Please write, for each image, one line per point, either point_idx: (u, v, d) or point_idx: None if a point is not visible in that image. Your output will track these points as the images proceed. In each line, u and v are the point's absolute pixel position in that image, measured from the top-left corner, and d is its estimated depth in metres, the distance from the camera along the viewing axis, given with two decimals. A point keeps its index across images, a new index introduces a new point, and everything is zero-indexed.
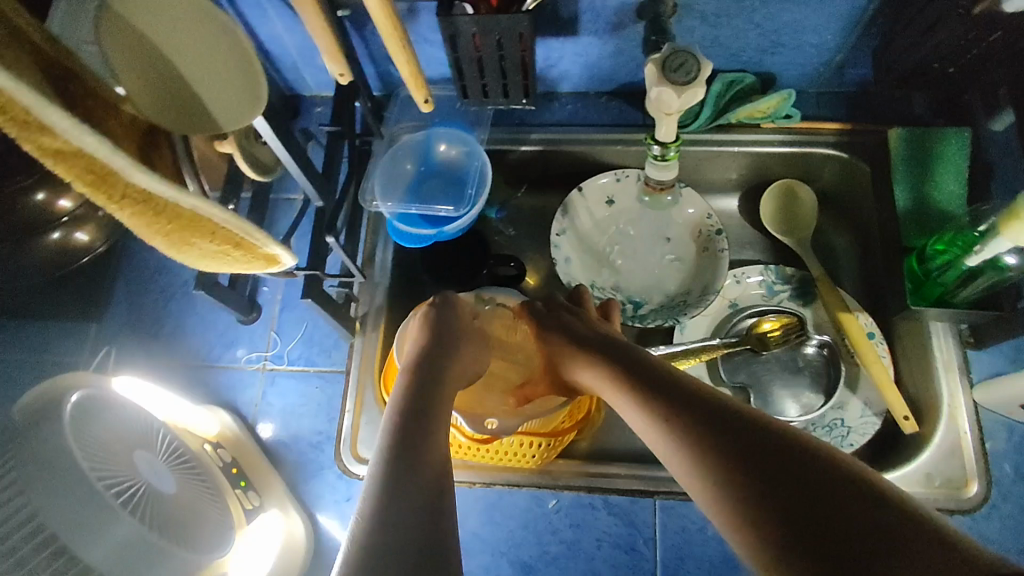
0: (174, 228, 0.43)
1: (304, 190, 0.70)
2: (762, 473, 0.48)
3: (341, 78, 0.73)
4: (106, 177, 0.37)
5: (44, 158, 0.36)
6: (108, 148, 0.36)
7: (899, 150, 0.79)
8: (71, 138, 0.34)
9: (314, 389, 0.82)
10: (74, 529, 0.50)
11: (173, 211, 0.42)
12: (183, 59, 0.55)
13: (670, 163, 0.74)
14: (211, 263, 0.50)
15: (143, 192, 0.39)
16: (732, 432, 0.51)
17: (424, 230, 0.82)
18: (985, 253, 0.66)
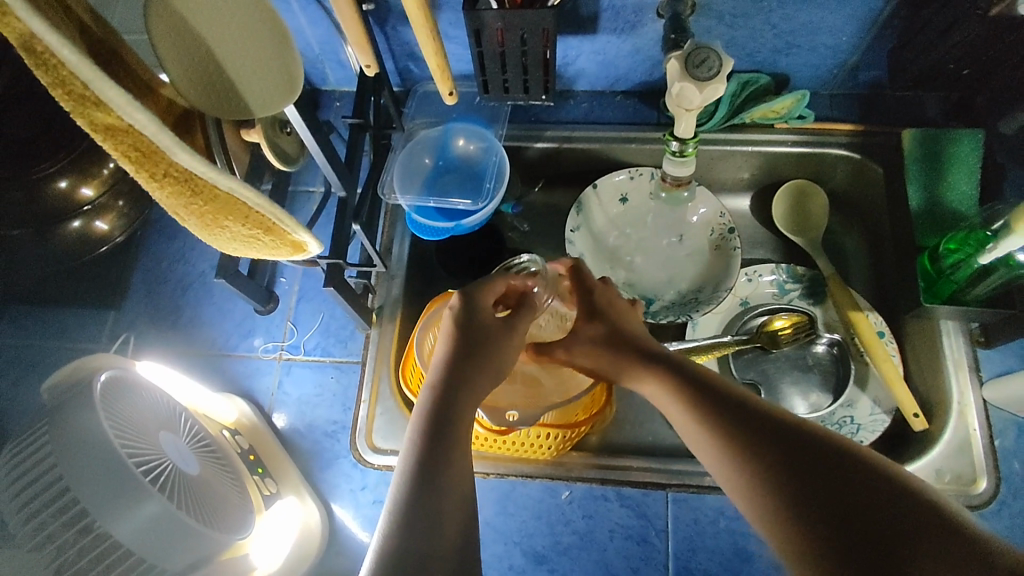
0: (209, 209, 0.44)
1: (327, 177, 0.70)
2: (797, 480, 0.47)
3: (369, 69, 0.78)
4: (150, 155, 0.38)
5: (94, 132, 0.38)
6: (159, 128, 0.37)
7: (911, 151, 0.80)
8: (123, 115, 0.35)
9: (329, 379, 0.83)
10: (99, 505, 0.51)
11: (211, 192, 0.42)
12: (221, 44, 0.54)
13: (687, 159, 0.75)
14: (239, 248, 0.51)
15: (184, 172, 0.40)
16: (768, 439, 0.50)
17: (444, 222, 0.82)
18: (996, 252, 0.67)
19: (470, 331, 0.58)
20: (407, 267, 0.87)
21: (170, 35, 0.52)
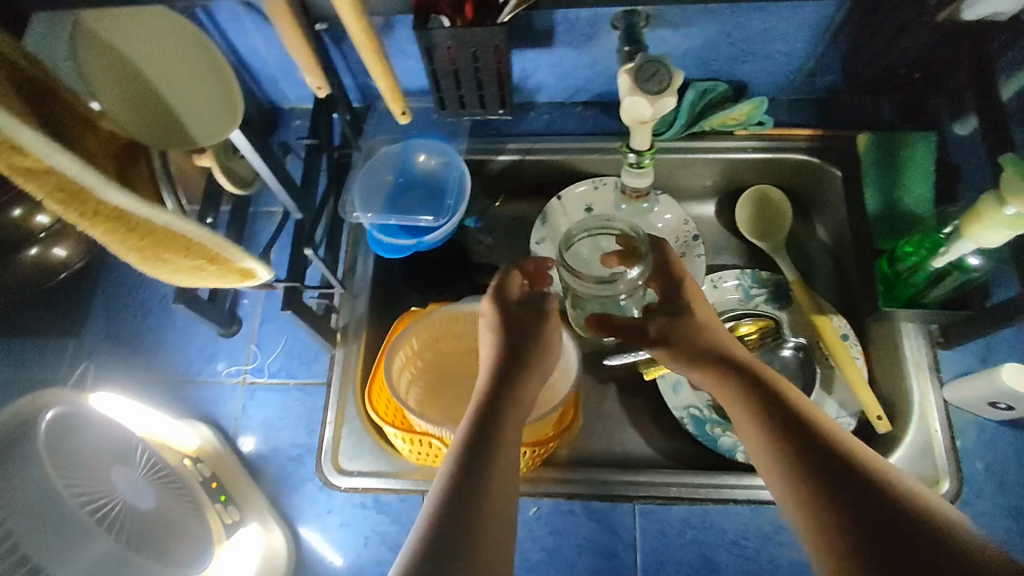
0: (147, 244, 0.43)
1: (283, 201, 0.69)
2: (812, 477, 0.53)
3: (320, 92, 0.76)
4: (77, 195, 0.38)
5: (14, 176, 0.36)
6: (80, 166, 0.37)
7: (868, 155, 0.81)
8: (43, 157, 0.35)
9: (294, 401, 0.82)
10: (47, 553, 0.61)
11: (148, 227, 0.41)
12: (164, 81, 0.65)
13: (645, 170, 0.75)
14: (188, 281, 0.50)
15: (117, 209, 0.39)
16: (800, 440, 0.56)
17: (405, 240, 0.83)
18: (951, 254, 0.67)
19: (521, 343, 0.68)
20: (371, 285, 0.86)
21: (112, 73, 0.62)
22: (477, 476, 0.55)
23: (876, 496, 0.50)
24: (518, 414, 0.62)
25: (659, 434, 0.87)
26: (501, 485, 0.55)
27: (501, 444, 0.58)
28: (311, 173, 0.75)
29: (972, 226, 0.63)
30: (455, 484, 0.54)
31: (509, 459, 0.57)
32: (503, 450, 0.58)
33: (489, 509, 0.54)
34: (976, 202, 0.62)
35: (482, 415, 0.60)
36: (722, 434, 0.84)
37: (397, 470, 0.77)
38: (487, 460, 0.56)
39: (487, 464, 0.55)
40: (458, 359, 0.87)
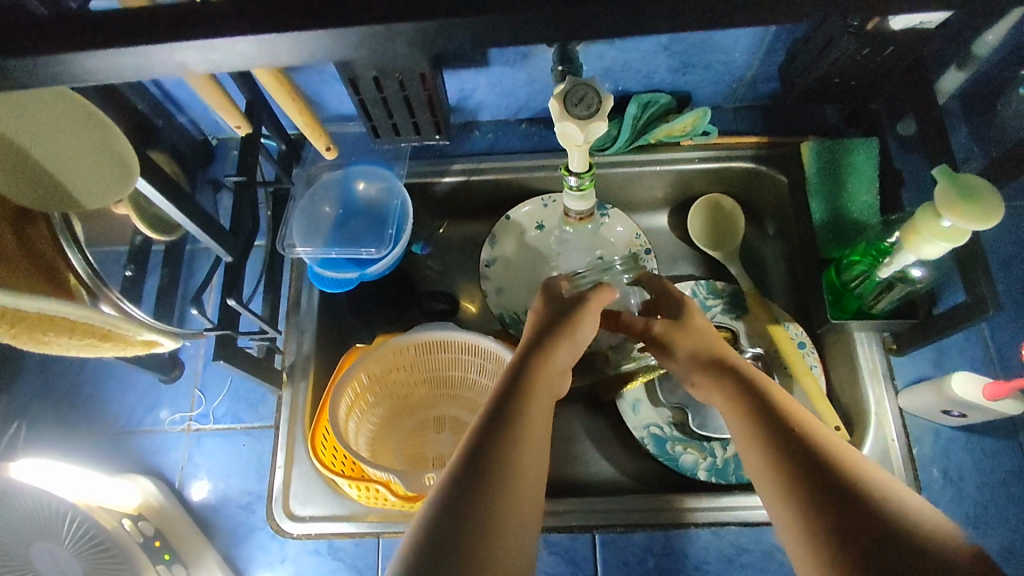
0: (26, 331, 0.44)
1: (209, 248, 0.67)
2: (789, 456, 0.55)
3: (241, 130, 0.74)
4: None
5: None
6: None
7: (812, 164, 0.80)
8: None
9: (241, 447, 0.79)
10: None
11: (17, 314, 0.42)
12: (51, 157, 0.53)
13: (586, 193, 0.73)
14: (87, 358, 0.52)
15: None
16: (775, 425, 0.57)
17: (348, 272, 0.80)
18: (894, 266, 0.67)
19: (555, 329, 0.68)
20: (317, 320, 0.83)
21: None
22: (505, 444, 0.55)
23: (844, 480, 0.52)
24: (545, 395, 0.62)
25: (621, 455, 0.86)
26: (528, 456, 0.56)
27: (527, 417, 0.58)
28: (241, 213, 0.72)
29: (911, 238, 0.63)
30: (474, 455, 0.54)
31: (534, 434, 0.58)
32: (530, 426, 0.58)
33: (498, 517, 0.51)
34: (913, 215, 0.61)
35: (494, 411, 0.58)
36: (683, 452, 0.83)
37: (350, 513, 0.74)
38: (515, 432, 0.56)
39: (516, 435, 0.56)
40: (412, 390, 0.85)
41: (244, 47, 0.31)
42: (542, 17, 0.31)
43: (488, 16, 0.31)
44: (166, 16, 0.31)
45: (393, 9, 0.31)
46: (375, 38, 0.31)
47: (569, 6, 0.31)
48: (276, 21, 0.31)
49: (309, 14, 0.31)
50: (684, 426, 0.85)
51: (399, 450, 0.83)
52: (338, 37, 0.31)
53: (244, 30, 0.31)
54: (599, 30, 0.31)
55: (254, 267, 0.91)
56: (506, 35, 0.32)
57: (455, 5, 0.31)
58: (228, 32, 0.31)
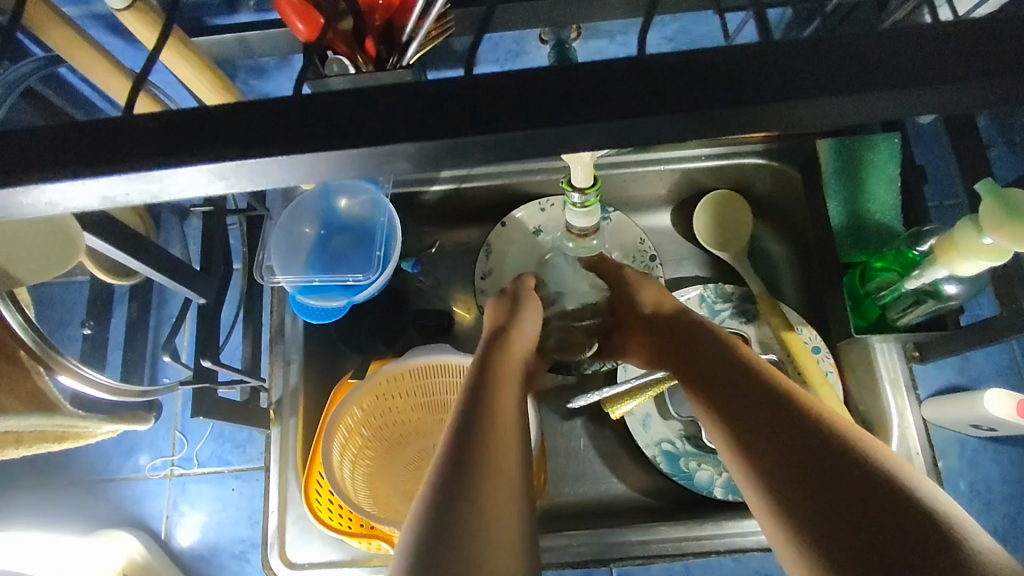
0: None
1: (180, 292, 0.59)
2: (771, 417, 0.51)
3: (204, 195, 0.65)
4: None
5: None
6: None
7: (829, 163, 0.74)
8: None
9: (230, 491, 0.74)
10: None
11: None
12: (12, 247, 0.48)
13: (591, 208, 0.67)
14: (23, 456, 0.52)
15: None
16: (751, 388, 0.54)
17: (336, 300, 0.73)
18: (924, 279, 0.62)
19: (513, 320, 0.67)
20: (304, 349, 0.78)
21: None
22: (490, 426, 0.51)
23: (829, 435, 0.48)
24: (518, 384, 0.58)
25: (633, 473, 0.82)
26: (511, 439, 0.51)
27: (499, 401, 0.54)
28: (211, 250, 0.65)
29: (947, 255, 0.58)
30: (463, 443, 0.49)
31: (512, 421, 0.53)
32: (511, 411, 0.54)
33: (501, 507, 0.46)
34: (950, 230, 0.57)
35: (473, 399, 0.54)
36: (698, 468, 0.79)
37: (352, 558, 0.70)
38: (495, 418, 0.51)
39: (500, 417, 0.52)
40: (408, 416, 0.80)
41: (196, 176, 0.25)
42: (587, 129, 0.25)
43: (516, 124, 0.25)
44: (105, 120, 0.25)
45: (394, 116, 0.25)
46: (369, 159, 0.25)
47: (619, 104, 0.25)
48: (243, 125, 0.25)
49: (296, 121, 0.25)
50: (697, 440, 0.80)
51: (397, 485, 0.78)
52: (324, 158, 0.25)
53: (204, 149, 0.24)
54: (655, 133, 0.26)
55: (230, 291, 0.84)
56: (536, 141, 0.26)
57: (477, 103, 0.25)
58: (180, 149, 0.24)
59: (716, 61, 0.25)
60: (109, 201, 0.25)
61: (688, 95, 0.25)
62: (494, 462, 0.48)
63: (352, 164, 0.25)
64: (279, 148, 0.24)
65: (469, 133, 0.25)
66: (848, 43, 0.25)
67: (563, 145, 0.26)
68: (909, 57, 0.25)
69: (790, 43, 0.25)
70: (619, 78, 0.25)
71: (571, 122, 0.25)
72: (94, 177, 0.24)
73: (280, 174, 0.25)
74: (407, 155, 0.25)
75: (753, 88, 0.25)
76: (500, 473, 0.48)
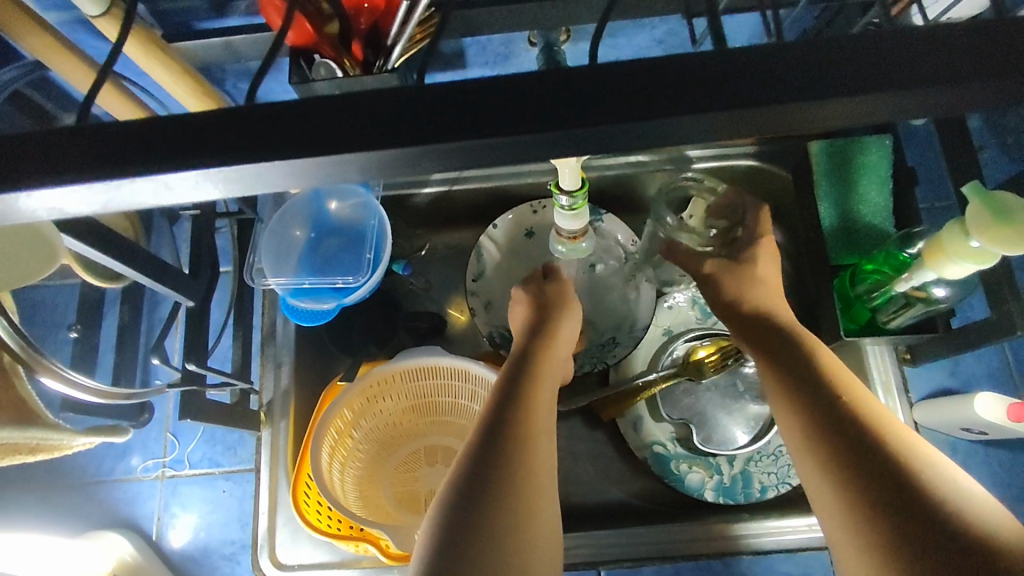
0: None
1: (168, 295, 0.60)
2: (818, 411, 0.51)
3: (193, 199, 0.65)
4: None
5: None
6: None
7: (820, 165, 0.74)
8: None
9: (220, 493, 0.75)
10: None
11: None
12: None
13: (579, 211, 0.67)
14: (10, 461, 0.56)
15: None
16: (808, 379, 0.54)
17: (325, 303, 0.73)
18: (913, 282, 0.61)
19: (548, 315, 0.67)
20: (294, 351, 0.78)
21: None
22: (519, 423, 0.52)
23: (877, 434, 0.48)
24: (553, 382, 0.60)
25: (624, 475, 0.82)
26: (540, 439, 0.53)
27: (535, 398, 0.55)
28: (199, 253, 0.65)
29: (934, 258, 0.57)
30: (492, 439, 0.51)
31: (545, 420, 0.55)
32: (542, 407, 0.55)
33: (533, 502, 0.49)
34: (937, 232, 0.56)
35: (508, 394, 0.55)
36: (689, 470, 0.79)
37: (342, 559, 0.71)
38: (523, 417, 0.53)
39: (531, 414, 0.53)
40: (400, 419, 0.80)
41: (156, 185, 0.25)
42: (546, 135, 0.25)
43: (473, 131, 0.25)
44: (66, 127, 0.25)
45: (352, 124, 0.25)
46: (327, 168, 0.25)
47: (577, 110, 0.25)
48: (204, 132, 0.25)
49: (254, 129, 0.25)
50: (688, 442, 0.80)
51: (389, 488, 0.78)
52: (282, 166, 0.25)
53: (163, 156, 0.24)
54: (614, 139, 0.26)
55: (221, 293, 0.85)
56: (497, 151, 0.26)
57: (435, 109, 0.25)
58: (138, 157, 0.24)
59: (674, 67, 0.25)
60: (66, 208, 0.25)
61: (647, 101, 0.25)
62: (527, 459, 0.50)
63: (312, 171, 0.25)
64: (236, 155, 0.24)
65: (427, 140, 0.25)
66: (808, 47, 0.25)
67: (523, 151, 0.26)
68: (869, 60, 0.25)
69: (750, 49, 0.25)
70: (578, 84, 0.25)
71: (528, 128, 0.25)
72: (53, 184, 0.24)
73: (240, 182, 0.25)
74: (365, 162, 0.25)
75: (711, 94, 0.25)
76: (529, 470, 0.50)
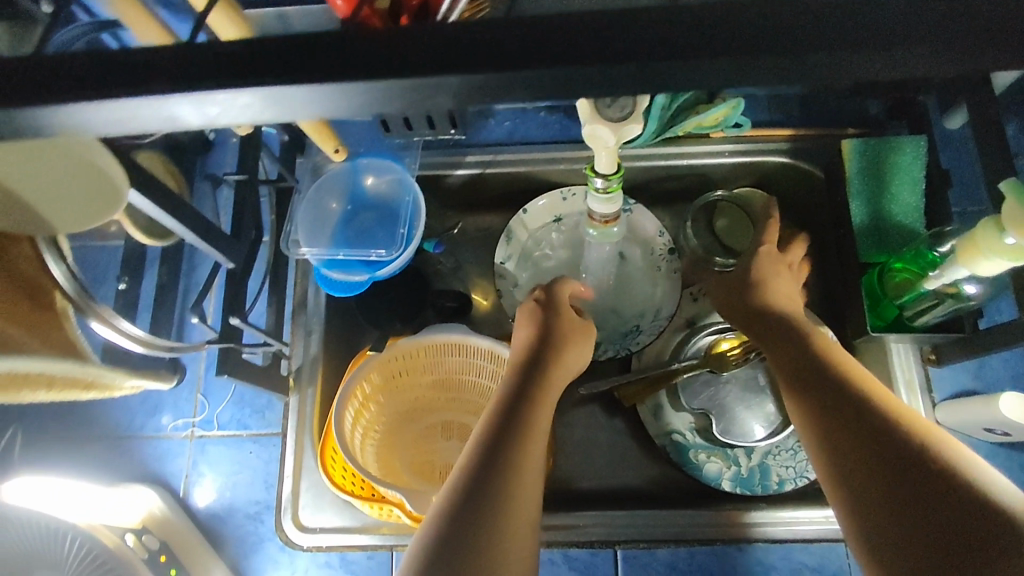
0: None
1: (210, 254, 0.62)
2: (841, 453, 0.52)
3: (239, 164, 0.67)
4: None
5: None
6: None
7: (853, 162, 0.74)
8: None
9: (248, 454, 0.76)
10: None
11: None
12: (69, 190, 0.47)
13: (613, 195, 0.68)
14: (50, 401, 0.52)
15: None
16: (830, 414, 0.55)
17: (356, 275, 0.75)
18: (944, 279, 0.62)
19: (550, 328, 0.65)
20: (325, 322, 0.80)
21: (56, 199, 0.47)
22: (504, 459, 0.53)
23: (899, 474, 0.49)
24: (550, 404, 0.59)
25: (641, 461, 0.82)
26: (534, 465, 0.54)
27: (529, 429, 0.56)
28: (243, 215, 0.67)
29: (967, 254, 0.58)
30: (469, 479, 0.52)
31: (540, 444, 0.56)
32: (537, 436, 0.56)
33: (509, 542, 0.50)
34: (971, 229, 0.57)
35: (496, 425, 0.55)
36: (708, 460, 0.80)
37: (363, 525, 0.72)
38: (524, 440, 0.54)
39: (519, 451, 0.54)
40: (422, 393, 0.82)
41: (249, 100, 0.27)
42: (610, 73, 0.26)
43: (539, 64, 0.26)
44: (167, 53, 0.27)
45: (430, 56, 0.27)
46: (410, 91, 0.27)
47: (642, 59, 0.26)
48: (294, 71, 0.27)
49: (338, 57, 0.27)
50: (708, 433, 0.81)
51: (409, 459, 0.80)
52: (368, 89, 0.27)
53: (260, 74, 0.27)
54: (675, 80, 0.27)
55: (256, 263, 0.87)
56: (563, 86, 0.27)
57: (506, 51, 0.26)
58: (234, 75, 0.27)
59: (737, 23, 0.26)
60: (177, 119, 0.28)
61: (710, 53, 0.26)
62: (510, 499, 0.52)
63: (392, 95, 0.27)
64: (323, 76, 0.27)
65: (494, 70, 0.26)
66: (869, 8, 0.26)
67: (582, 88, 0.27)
68: (926, 24, 0.26)
69: (812, 6, 0.26)
70: (645, 37, 0.26)
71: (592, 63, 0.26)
72: (161, 95, 0.27)
73: (327, 102, 0.28)
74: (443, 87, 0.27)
75: (771, 49, 0.26)
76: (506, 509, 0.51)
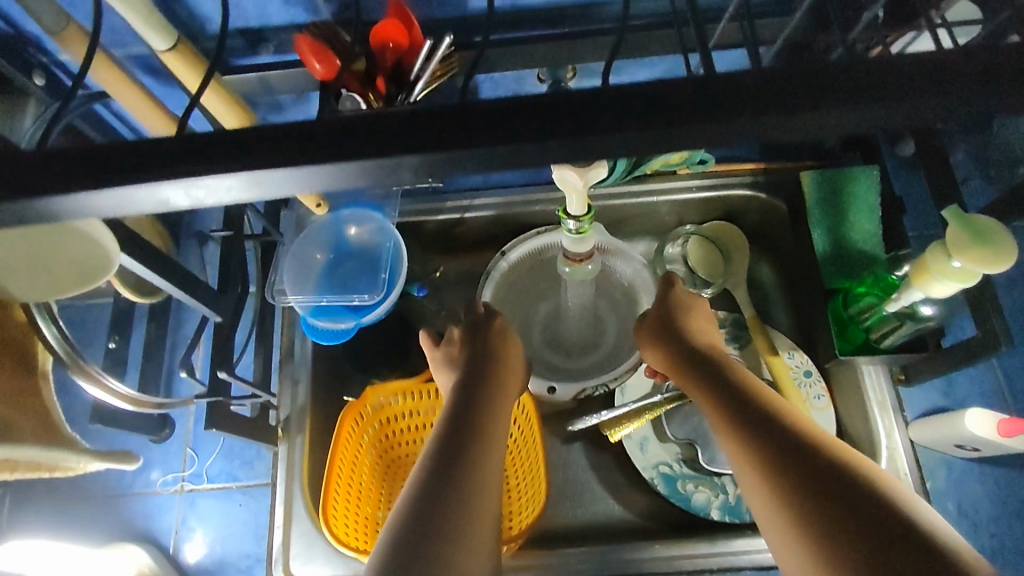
0: None
1: (197, 308, 0.63)
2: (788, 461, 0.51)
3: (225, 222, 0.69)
4: None
5: None
6: None
7: (811, 195, 0.79)
8: None
9: (238, 507, 0.77)
10: None
11: None
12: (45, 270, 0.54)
13: (585, 236, 0.70)
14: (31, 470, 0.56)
15: None
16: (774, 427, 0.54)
17: (343, 322, 0.77)
18: (903, 300, 0.65)
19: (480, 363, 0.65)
20: (311, 370, 0.80)
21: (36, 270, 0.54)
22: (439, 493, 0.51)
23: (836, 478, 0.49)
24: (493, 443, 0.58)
25: (630, 494, 0.83)
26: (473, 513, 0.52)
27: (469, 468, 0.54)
28: (228, 269, 0.69)
29: (920, 277, 0.61)
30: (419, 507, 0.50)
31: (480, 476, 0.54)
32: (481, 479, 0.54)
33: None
34: (921, 255, 0.60)
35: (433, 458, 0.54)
36: (695, 490, 0.80)
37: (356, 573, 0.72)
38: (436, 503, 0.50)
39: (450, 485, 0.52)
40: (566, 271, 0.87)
41: (221, 189, 0.29)
42: (571, 139, 0.29)
43: (505, 134, 0.29)
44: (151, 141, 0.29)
45: (381, 135, 0.29)
46: (380, 171, 0.29)
47: (608, 127, 0.29)
48: None
49: (284, 137, 0.29)
50: (694, 463, 0.82)
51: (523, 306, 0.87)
52: (314, 177, 0.29)
53: (232, 160, 0.29)
54: (630, 149, 0.29)
55: (245, 312, 0.89)
56: None
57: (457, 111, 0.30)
58: (224, 161, 0.29)
59: (699, 94, 0.29)
60: (166, 203, 0.30)
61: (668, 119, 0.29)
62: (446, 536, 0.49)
63: (346, 178, 0.29)
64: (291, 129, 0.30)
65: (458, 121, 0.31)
66: (787, 76, 0.29)
67: (548, 160, 0.30)
68: (862, 82, 0.28)
69: (738, 81, 0.29)
70: (603, 105, 0.29)
71: (530, 124, 0.29)
72: (129, 187, 0.29)
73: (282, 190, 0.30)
74: (417, 165, 0.29)
75: (705, 112, 0.29)
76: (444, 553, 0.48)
